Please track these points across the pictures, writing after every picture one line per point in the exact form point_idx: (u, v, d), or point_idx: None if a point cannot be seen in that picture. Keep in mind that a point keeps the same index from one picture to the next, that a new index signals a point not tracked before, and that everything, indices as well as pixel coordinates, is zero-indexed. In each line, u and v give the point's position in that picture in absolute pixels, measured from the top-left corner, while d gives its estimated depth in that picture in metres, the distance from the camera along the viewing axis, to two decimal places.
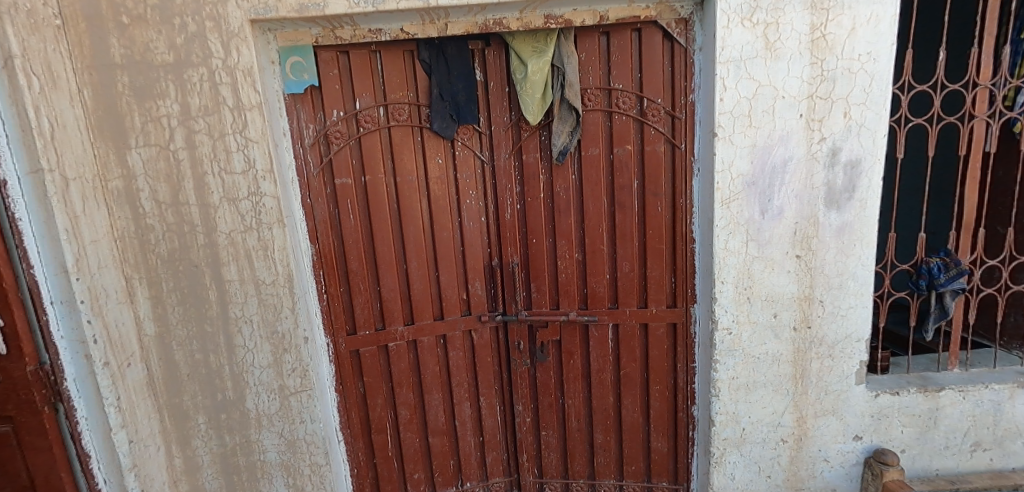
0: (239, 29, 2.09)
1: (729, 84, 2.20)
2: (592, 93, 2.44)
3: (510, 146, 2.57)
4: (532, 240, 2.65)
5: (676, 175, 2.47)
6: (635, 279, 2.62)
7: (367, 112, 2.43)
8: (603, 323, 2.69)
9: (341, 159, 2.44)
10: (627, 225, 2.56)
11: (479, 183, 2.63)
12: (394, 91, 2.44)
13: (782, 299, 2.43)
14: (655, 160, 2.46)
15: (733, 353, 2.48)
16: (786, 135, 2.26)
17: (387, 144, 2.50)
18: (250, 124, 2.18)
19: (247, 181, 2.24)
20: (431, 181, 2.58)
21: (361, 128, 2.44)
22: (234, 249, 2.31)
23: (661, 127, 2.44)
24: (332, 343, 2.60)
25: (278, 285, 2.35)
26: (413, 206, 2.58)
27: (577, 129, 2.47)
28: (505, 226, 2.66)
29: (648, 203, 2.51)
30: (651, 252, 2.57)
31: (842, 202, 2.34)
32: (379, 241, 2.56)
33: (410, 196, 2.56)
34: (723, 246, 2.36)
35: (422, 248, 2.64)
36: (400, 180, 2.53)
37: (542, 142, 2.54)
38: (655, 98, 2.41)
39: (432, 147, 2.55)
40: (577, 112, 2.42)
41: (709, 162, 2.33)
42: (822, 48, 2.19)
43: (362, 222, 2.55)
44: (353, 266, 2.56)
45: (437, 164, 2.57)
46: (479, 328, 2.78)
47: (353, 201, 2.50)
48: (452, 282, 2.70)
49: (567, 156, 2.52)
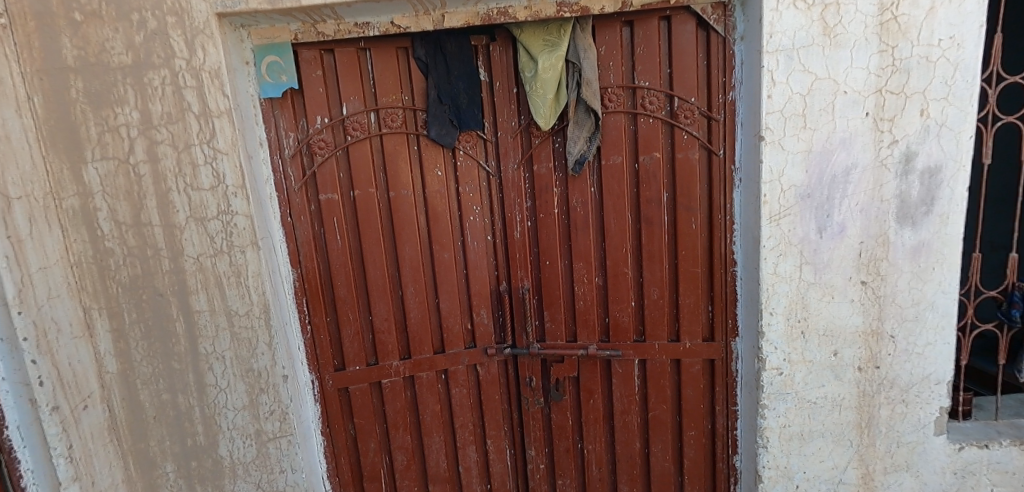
0: (204, 24, 1.82)
1: (779, 78, 1.84)
2: (613, 92, 2.10)
3: (519, 155, 2.25)
4: (544, 262, 2.31)
5: (713, 187, 2.11)
6: (666, 307, 2.25)
7: (355, 118, 2.13)
8: (628, 358, 2.32)
9: (325, 173, 2.15)
10: (656, 246, 2.20)
11: (484, 198, 2.31)
12: (385, 94, 2.15)
13: (844, 335, 2.03)
14: (688, 169, 2.10)
15: (784, 397, 2.09)
16: (849, 138, 1.88)
17: (379, 155, 2.20)
18: (219, 133, 1.90)
19: (216, 198, 1.95)
20: (428, 196, 2.26)
21: (348, 137, 2.14)
22: (203, 276, 2.02)
23: (695, 131, 2.08)
24: (317, 380, 2.30)
25: (252, 316, 2.05)
26: (409, 225, 2.27)
27: (596, 134, 2.12)
28: (514, 247, 2.32)
29: (680, 219, 2.15)
30: (683, 276, 2.20)
31: (918, 218, 1.94)
32: (370, 264, 2.25)
33: (405, 214, 2.25)
34: (772, 270, 1.98)
35: (419, 272, 2.32)
36: (394, 195, 2.23)
37: (555, 150, 2.21)
38: (688, 97, 2.06)
39: (430, 158, 2.24)
40: (596, 114, 2.08)
41: (753, 171, 1.96)
42: (893, 32, 1.81)
43: (351, 243, 2.24)
44: (341, 293, 2.25)
45: (436, 177, 2.26)
46: (485, 362, 2.44)
47: (340, 219, 2.20)
48: (454, 310, 2.37)
49: (584, 166, 2.17)
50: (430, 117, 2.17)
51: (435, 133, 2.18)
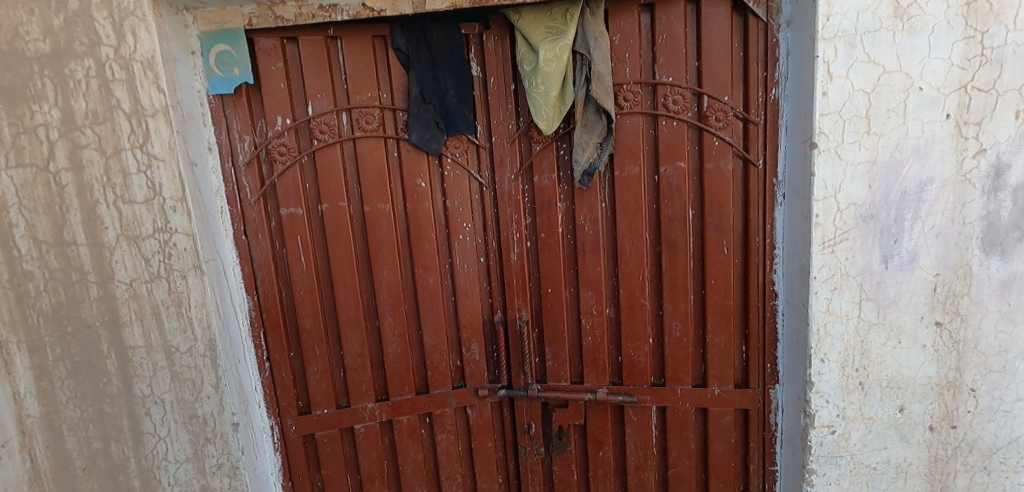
0: (134, 3, 1.51)
1: (837, 70, 1.49)
2: (629, 90, 1.75)
3: (517, 165, 1.91)
4: (546, 289, 1.96)
5: (750, 203, 1.75)
6: (690, 346, 1.89)
7: (323, 118, 1.82)
8: (645, 404, 1.95)
9: (288, 183, 1.83)
10: (679, 273, 1.84)
11: (476, 214, 1.97)
12: (359, 91, 1.82)
13: (913, 387, 1.65)
14: (719, 182, 1.75)
15: (837, 461, 1.71)
16: (924, 146, 1.51)
17: (352, 163, 1.87)
18: (154, 136, 1.58)
19: (150, 213, 1.62)
20: (409, 211, 1.93)
21: (315, 140, 1.82)
22: (139, 305, 1.66)
23: (728, 136, 1.72)
24: (279, 424, 1.98)
25: (195, 354, 1.72)
26: (387, 245, 1.93)
27: (608, 140, 1.77)
28: (510, 271, 1.98)
29: (709, 241, 1.79)
30: (711, 310, 1.84)
31: (1008, 245, 1.54)
32: (341, 290, 1.92)
33: (382, 232, 1.92)
34: (824, 307, 1.61)
35: (399, 300, 1.97)
36: (369, 210, 1.89)
37: (560, 158, 1.87)
38: (720, 95, 1.70)
39: (413, 166, 1.90)
40: (608, 115, 1.73)
41: (802, 186, 1.60)
42: (984, 14, 1.43)
43: (319, 266, 1.91)
44: (306, 324, 1.92)
45: (419, 189, 1.92)
46: (476, 404, 2.08)
47: (306, 238, 1.87)
48: (439, 344, 2.03)
49: (594, 178, 1.82)
50: (411, 118, 1.84)
51: (417, 137, 1.85)
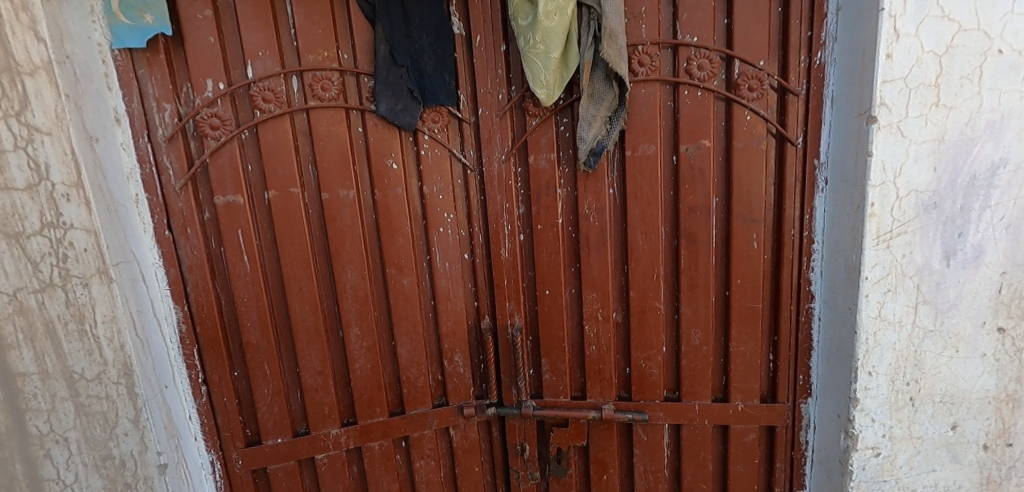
0: None
1: (905, 28, 1.22)
2: (645, 52, 1.45)
3: (509, 143, 1.59)
4: (543, 291, 1.67)
5: (785, 189, 1.48)
6: (711, 356, 1.63)
7: (266, 83, 1.45)
8: (657, 422, 1.69)
9: (224, 165, 1.47)
10: (700, 271, 1.57)
11: (459, 202, 1.66)
12: (312, 50, 1.46)
13: (968, 402, 1.42)
14: (750, 164, 1.47)
15: (880, 486, 1.49)
16: (1000, 122, 1.24)
17: (306, 140, 1.52)
18: (34, 100, 1.16)
19: (34, 204, 1.18)
20: (378, 199, 1.59)
21: (257, 111, 1.46)
22: (28, 323, 1.18)
23: (762, 109, 1.44)
24: (222, 458, 1.64)
25: (106, 381, 1.32)
26: (351, 241, 1.59)
27: (619, 114, 1.47)
28: (501, 270, 1.68)
29: (736, 234, 1.52)
30: (737, 314, 1.58)
31: None
32: (296, 296, 1.58)
33: (345, 225, 1.58)
34: (875, 312, 1.37)
35: (368, 306, 1.64)
36: (329, 198, 1.55)
37: (559, 136, 1.56)
38: (755, 59, 1.42)
39: (382, 145, 1.56)
40: (622, 82, 1.42)
41: (853, 169, 1.34)
42: None
43: (266, 267, 1.56)
44: (252, 338, 1.57)
45: (390, 172, 1.58)
46: (461, 424, 1.78)
47: (249, 232, 1.51)
48: (417, 357, 1.71)
49: (602, 160, 1.52)
50: (378, 84, 1.49)
51: (386, 108, 1.51)
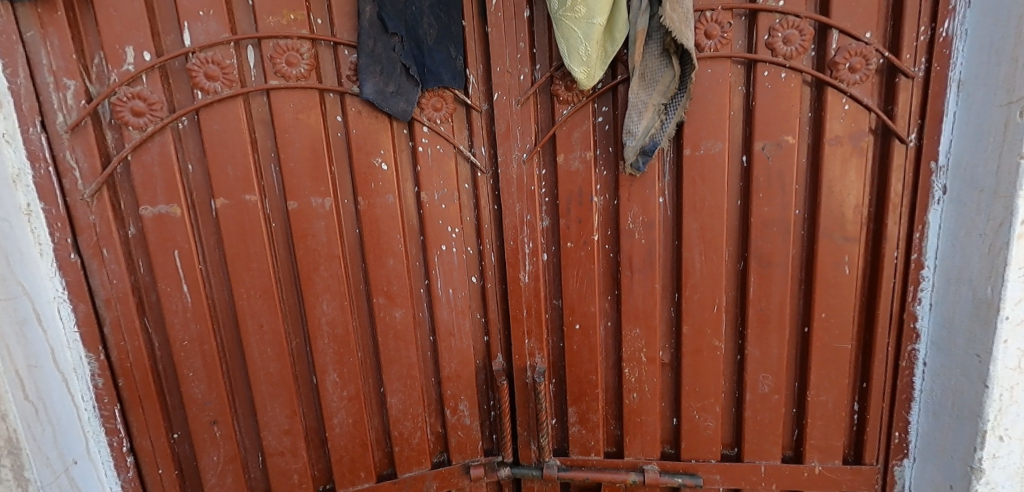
0: None
1: None
2: (714, 19, 1.11)
3: (532, 138, 1.25)
4: (572, 325, 1.32)
5: (889, 200, 1.15)
6: (782, 407, 1.30)
7: (210, 53, 1.07)
8: (712, 487, 1.36)
9: (153, 163, 1.09)
10: (775, 303, 1.23)
11: (467, 213, 1.30)
12: (273, 10, 1.09)
13: None
14: (845, 168, 1.14)
15: None
16: None
17: (267, 131, 1.15)
18: None
19: None
20: (362, 209, 1.23)
21: (199, 91, 1.08)
22: None
23: (865, 95, 1.11)
24: None
25: None
26: (327, 263, 1.23)
27: (678, 101, 1.13)
28: (519, 299, 1.33)
29: (823, 257, 1.19)
30: (818, 356, 1.25)
31: None
32: (256, 335, 1.21)
33: (320, 243, 1.21)
34: (1011, 361, 1.04)
35: (348, 346, 1.28)
36: (298, 208, 1.19)
37: (597, 128, 1.23)
38: (859, 30, 1.08)
39: (368, 139, 1.20)
40: (689, 58, 1.08)
41: (993, 175, 1.01)
42: None
43: (213, 299, 1.19)
44: (196, 391, 1.20)
45: (378, 174, 1.22)
46: (467, 488, 1.43)
47: (189, 253, 1.14)
48: (411, 407, 1.36)
49: (653, 160, 1.17)
50: (362, 58, 1.13)
51: (373, 90, 1.14)
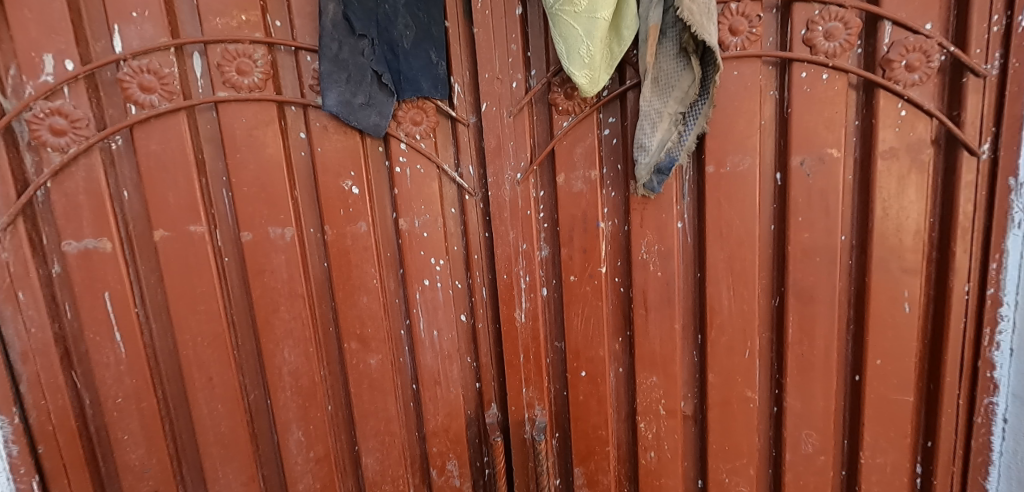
0: None
1: None
2: (740, 12, 0.94)
3: (527, 155, 1.07)
4: (577, 371, 1.13)
5: (958, 224, 0.95)
6: (829, 470, 1.09)
7: (145, 60, 0.91)
8: None
9: (77, 191, 0.92)
10: (818, 347, 1.03)
11: (453, 242, 1.13)
12: (221, 10, 0.93)
13: None
14: (902, 186, 0.95)
15: None
16: None
17: (216, 151, 0.98)
18: None
19: None
20: (330, 240, 1.06)
21: (133, 105, 0.92)
22: None
23: (926, 99, 0.92)
24: None
25: None
26: (288, 304, 1.05)
27: (699, 109, 0.96)
28: (514, 341, 1.14)
29: (876, 293, 1.00)
30: (871, 410, 1.04)
31: None
32: (204, 389, 1.03)
33: (280, 280, 1.04)
34: None
35: (315, 399, 1.10)
36: (254, 240, 1.02)
37: (603, 142, 1.05)
38: (917, 21, 0.90)
39: (336, 159, 1.03)
40: (713, 57, 0.90)
41: None
42: None
43: (153, 348, 1.01)
44: (134, 455, 1.02)
45: (348, 199, 1.05)
46: None
47: (122, 296, 0.96)
48: (390, 468, 1.17)
49: (669, 179, 1.00)
50: (323, 64, 0.96)
51: (337, 101, 0.98)
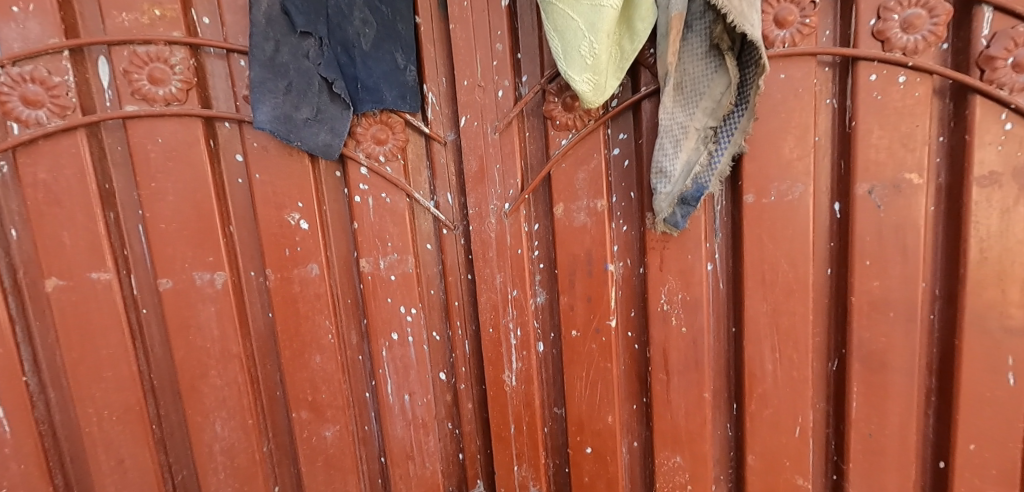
0: None
1: None
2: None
3: (517, 180, 0.86)
4: (580, 447, 0.92)
5: None
6: None
7: (30, 68, 0.73)
8: None
9: None
10: (891, 426, 0.80)
11: (427, 286, 0.92)
12: (130, 4, 0.75)
13: None
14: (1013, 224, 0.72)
15: None
16: None
17: (127, 180, 0.79)
18: None
19: None
20: (273, 287, 0.86)
21: (17, 125, 0.74)
22: None
23: None
24: None
25: None
26: (220, 367, 0.85)
27: (733, 122, 0.76)
28: (502, 408, 0.93)
29: (971, 361, 0.76)
30: None
31: None
32: (116, 473, 0.84)
33: (210, 338, 0.84)
34: None
35: (257, 482, 0.89)
36: (175, 288, 0.82)
37: (612, 165, 0.84)
38: None
39: (278, 187, 0.83)
40: (760, 55, 0.69)
41: None
42: None
43: (50, 423, 0.81)
44: None
45: (295, 236, 0.85)
46: None
47: (7, 362, 0.77)
48: None
49: (696, 212, 0.79)
50: (254, 69, 0.76)
51: (273, 116, 0.77)
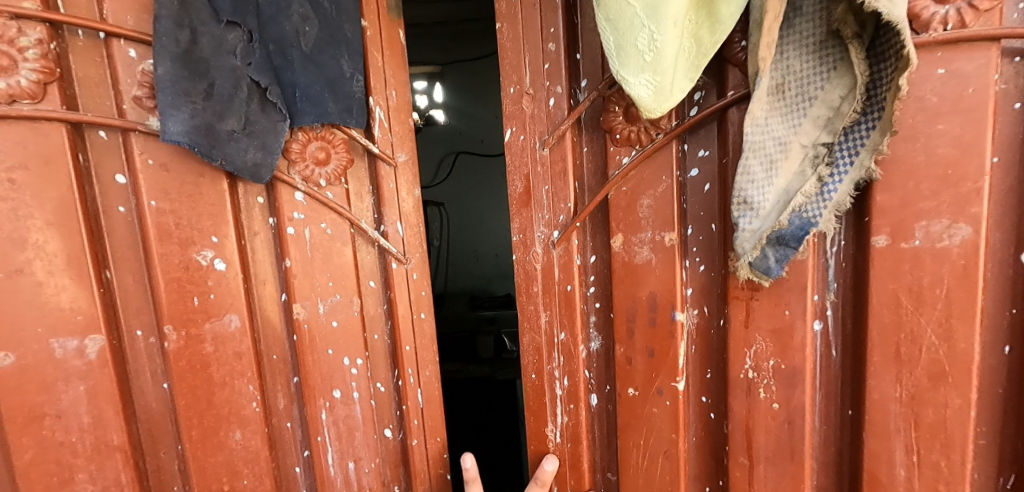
0: None
1: None
2: None
3: (568, 203, 0.62)
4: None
5: None
6: None
7: None
8: None
9: None
10: None
11: (372, 330, 0.67)
12: None
13: None
14: None
15: None
16: None
17: None
18: None
19: None
20: (174, 350, 0.59)
21: None
22: None
23: None
24: None
25: None
26: (94, 467, 0.59)
27: (856, 137, 0.48)
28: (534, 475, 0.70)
29: None
30: None
31: None
32: None
33: (77, 430, 0.58)
34: None
35: None
36: (23, 365, 0.55)
37: (662, 189, 0.58)
38: None
39: (182, 218, 0.58)
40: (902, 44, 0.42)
41: None
42: None
43: None
44: None
45: (206, 281, 0.60)
46: None
47: None
48: None
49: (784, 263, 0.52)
50: (163, 64, 0.49)
51: (194, 127, 0.51)
